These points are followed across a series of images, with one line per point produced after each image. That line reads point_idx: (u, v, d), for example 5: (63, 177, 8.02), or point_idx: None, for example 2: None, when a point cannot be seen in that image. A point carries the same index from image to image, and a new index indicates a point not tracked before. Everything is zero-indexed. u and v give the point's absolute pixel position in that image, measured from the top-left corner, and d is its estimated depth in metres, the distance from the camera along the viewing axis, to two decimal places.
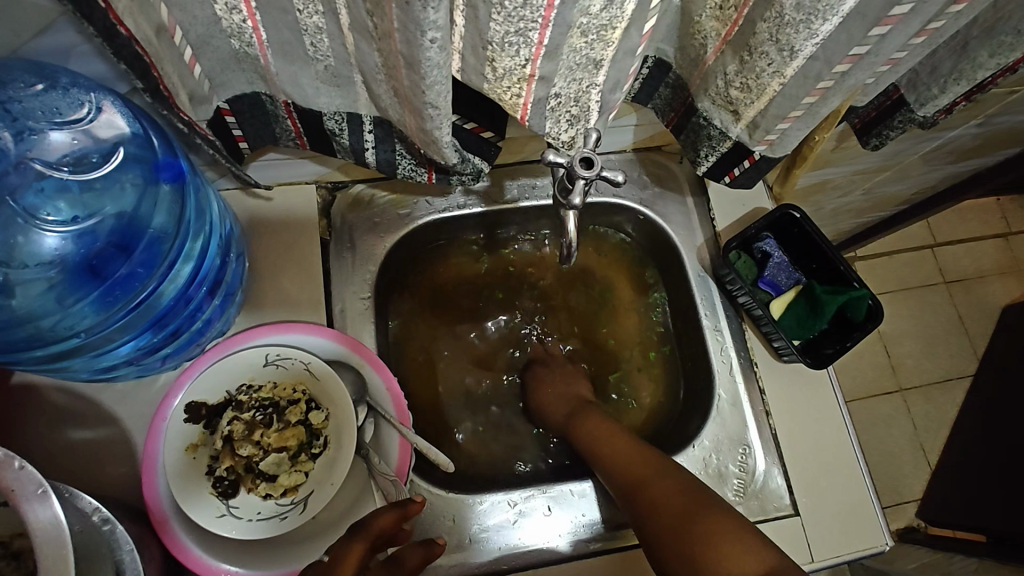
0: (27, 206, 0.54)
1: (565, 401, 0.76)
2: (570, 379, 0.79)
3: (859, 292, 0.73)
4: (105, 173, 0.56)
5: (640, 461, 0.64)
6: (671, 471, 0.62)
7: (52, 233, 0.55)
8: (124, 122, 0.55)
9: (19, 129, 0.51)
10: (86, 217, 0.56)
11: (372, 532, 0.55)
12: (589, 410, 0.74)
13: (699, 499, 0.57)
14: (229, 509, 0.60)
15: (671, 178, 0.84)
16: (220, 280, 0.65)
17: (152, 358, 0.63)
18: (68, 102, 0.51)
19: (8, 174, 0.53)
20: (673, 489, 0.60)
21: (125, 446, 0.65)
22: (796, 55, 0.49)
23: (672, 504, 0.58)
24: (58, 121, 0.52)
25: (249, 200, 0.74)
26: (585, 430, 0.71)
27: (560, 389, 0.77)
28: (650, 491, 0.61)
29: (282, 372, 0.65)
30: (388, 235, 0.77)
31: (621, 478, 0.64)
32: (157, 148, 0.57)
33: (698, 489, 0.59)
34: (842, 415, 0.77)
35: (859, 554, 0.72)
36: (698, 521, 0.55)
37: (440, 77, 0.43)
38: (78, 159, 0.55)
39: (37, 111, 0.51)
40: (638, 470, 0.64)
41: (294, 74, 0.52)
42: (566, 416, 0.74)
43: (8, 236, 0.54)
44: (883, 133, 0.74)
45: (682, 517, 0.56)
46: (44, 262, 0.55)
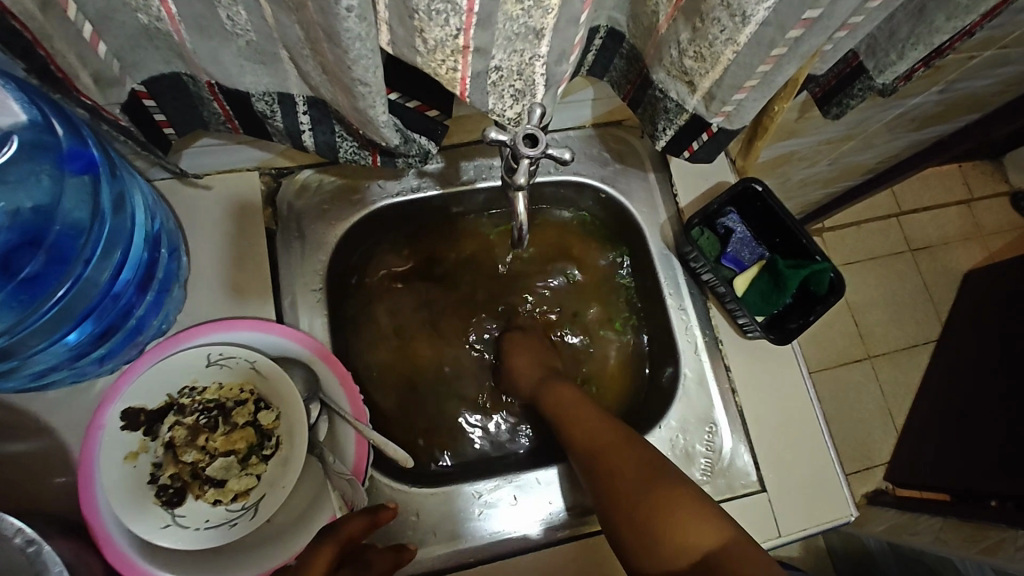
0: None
1: (537, 368, 0.74)
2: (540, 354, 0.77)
3: (821, 265, 0.72)
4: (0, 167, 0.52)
5: (604, 433, 0.63)
6: (634, 441, 0.62)
7: None
8: (19, 107, 0.49)
9: None
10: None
11: (341, 537, 0.54)
12: (561, 382, 0.72)
13: (657, 469, 0.58)
14: (175, 518, 0.57)
15: (633, 154, 0.81)
16: (151, 275, 0.61)
17: (85, 362, 0.59)
18: None
19: None
20: (635, 460, 0.59)
21: (62, 457, 0.61)
22: (749, 20, 0.47)
23: (632, 475, 0.58)
24: None
25: (185, 190, 0.69)
26: (556, 398, 0.70)
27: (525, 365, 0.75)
28: (610, 462, 0.60)
29: (227, 372, 0.61)
30: (340, 222, 0.74)
31: (584, 448, 0.63)
32: (61, 135, 0.52)
33: (658, 459, 0.59)
34: (807, 389, 0.77)
35: (825, 526, 0.73)
36: (657, 493, 0.55)
37: (365, 50, 0.39)
38: None
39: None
40: (603, 441, 0.62)
41: (213, 51, 0.47)
42: (538, 380, 0.72)
43: None
44: (844, 102, 0.72)
45: (642, 488, 0.56)
46: None
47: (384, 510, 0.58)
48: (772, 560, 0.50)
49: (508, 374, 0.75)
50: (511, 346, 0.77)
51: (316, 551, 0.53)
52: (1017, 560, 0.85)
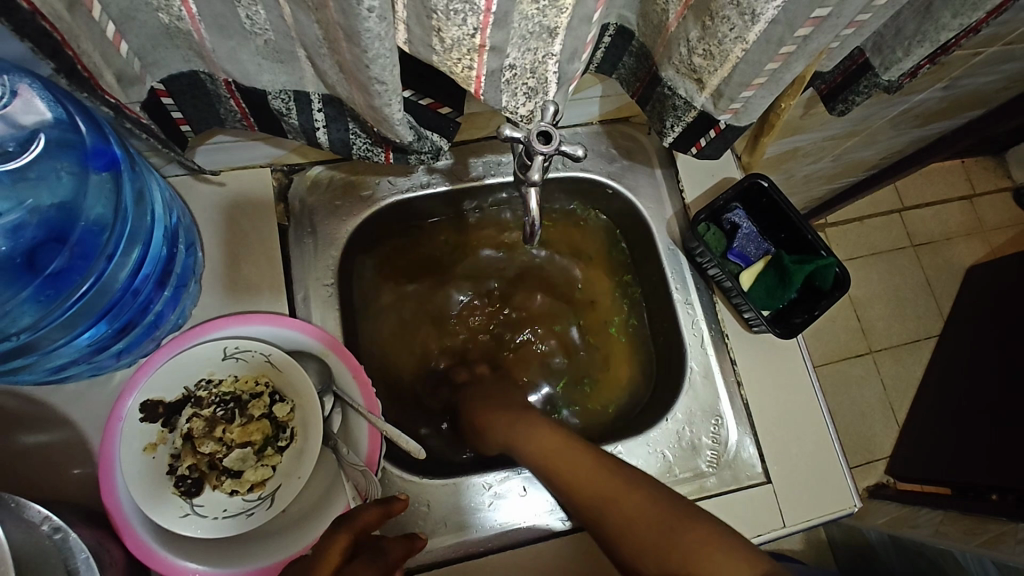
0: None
1: (502, 413, 0.68)
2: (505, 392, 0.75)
3: (826, 260, 0.73)
4: (26, 164, 0.53)
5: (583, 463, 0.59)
6: (638, 478, 0.55)
7: None
8: (44, 105, 0.50)
9: None
10: (22, 208, 0.54)
11: (355, 525, 0.56)
12: (531, 419, 0.67)
13: (682, 516, 0.49)
14: (193, 508, 0.59)
15: (640, 151, 0.82)
16: (169, 270, 0.62)
17: (105, 355, 0.60)
18: None
19: None
20: (641, 500, 0.52)
21: (82, 448, 0.62)
22: (758, 19, 0.48)
23: (649, 526, 0.50)
24: None
25: (199, 186, 0.70)
26: (530, 443, 0.63)
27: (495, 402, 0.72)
28: (618, 506, 0.53)
29: (242, 365, 0.62)
30: (351, 217, 0.75)
31: (586, 498, 0.56)
32: (84, 132, 0.53)
33: (680, 508, 0.50)
34: (812, 383, 0.78)
35: (829, 517, 0.74)
36: (688, 546, 0.46)
37: (384, 49, 0.40)
38: None
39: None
40: (607, 490, 0.55)
41: (232, 50, 0.48)
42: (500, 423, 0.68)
43: None
44: (849, 99, 0.73)
45: (672, 547, 0.47)
46: None
47: (395, 502, 0.61)
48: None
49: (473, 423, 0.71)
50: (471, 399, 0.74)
51: (331, 539, 0.54)
52: (1016, 553, 0.87)
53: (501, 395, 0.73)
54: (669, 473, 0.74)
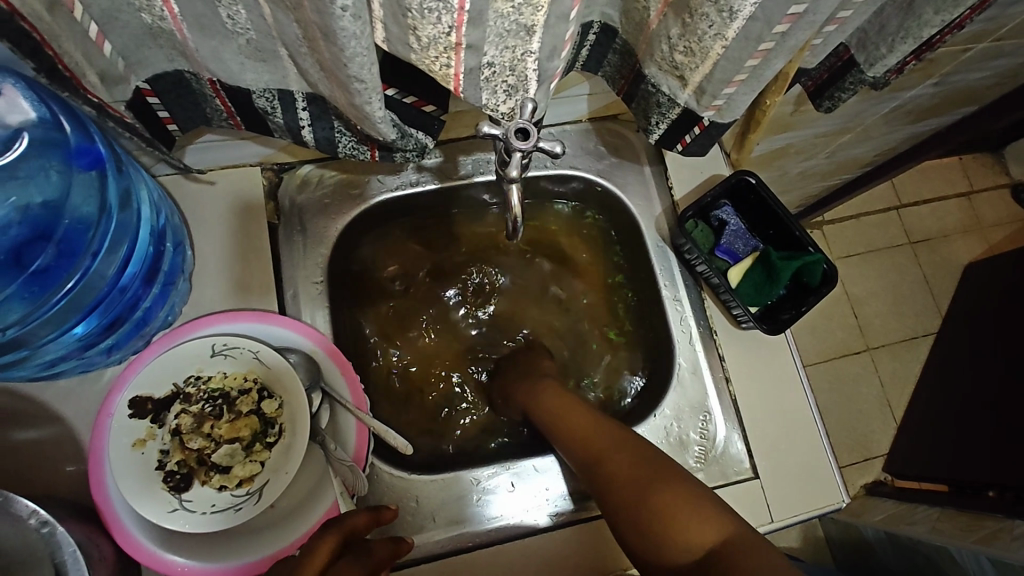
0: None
1: (527, 382, 0.74)
2: (535, 362, 0.78)
3: (813, 257, 0.74)
4: (8, 163, 0.54)
5: (589, 423, 0.65)
6: (628, 434, 0.62)
7: None
8: (28, 105, 0.50)
9: None
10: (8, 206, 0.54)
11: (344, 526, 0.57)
12: (548, 384, 0.72)
13: (665, 473, 0.56)
14: (182, 503, 0.59)
15: (628, 148, 0.83)
16: (157, 268, 0.63)
17: (94, 352, 0.61)
18: None
19: None
20: (625, 453, 0.60)
21: (72, 445, 0.63)
22: (736, 16, 0.48)
23: (628, 476, 0.58)
24: None
25: (188, 185, 0.71)
26: (542, 404, 0.70)
27: (522, 372, 0.76)
28: (602, 455, 0.61)
29: (231, 362, 0.63)
30: (341, 216, 0.75)
31: (578, 451, 0.64)
32: (69, 131, 0.53)
33: (656, 459, 0.58)
34: (800, 379, 0.78)
35: (817, 512, 0.74)
36: (659, 490, 0.55)
37: (360, 48, 0.41)
38: None
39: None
40: (597, 446, 0.62)
41: (215, 49, 0.49)
42: (524, 394, 0.73)
43: None
44: (835, 96, 0.73)
45: (644, 492, 0.55)
46: None
47: (385, 511, 0.62)
48: (778, 548, 0.48)
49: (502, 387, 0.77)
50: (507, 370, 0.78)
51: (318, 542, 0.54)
52: (1013, 550, 0.86)
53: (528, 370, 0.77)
54: None
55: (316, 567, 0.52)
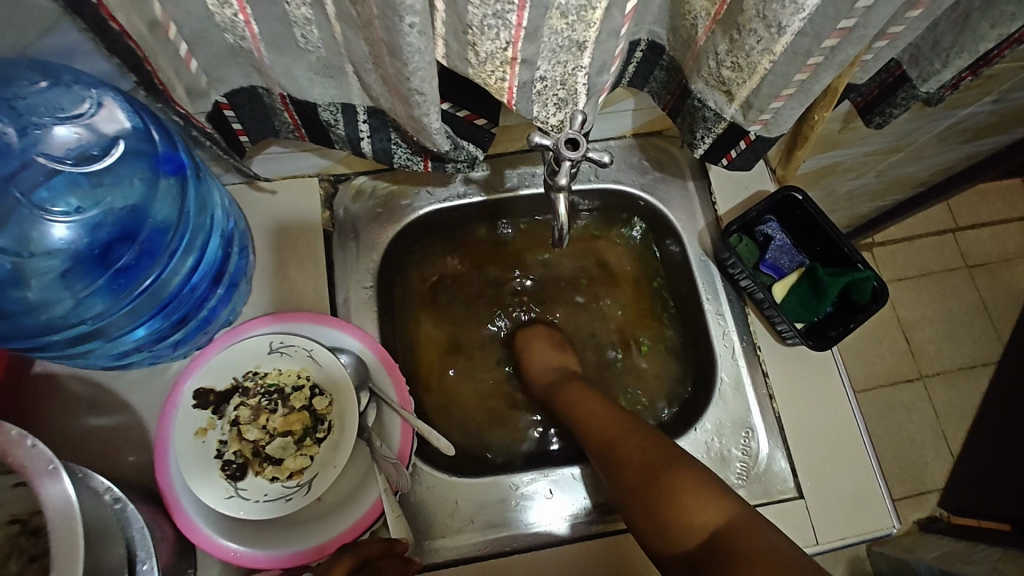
0: (36, 200, 0.57)
1: (555, 373, 0.76)
2: (561, 351, 0.80)
3: (863, 274, 0.73)
4: (108, 167, 0.59)
5: (602, 414, 0.69)
6: (640, 425, 0.66)
7: (58, 224, 0.58)
8: (125, 116, 0.57)
9: (23, 125, 0.55)
10: (95, 208, 0.59)
11: (361, 553, 0.57)
12: (573, 379, 0.75)
13: (670, 459, 0.60)
14: (237, 491, 0.62)
15: (672, 163, 0.84)
16: (223, 270, 0.67)
17: (163, 346, 0.66)
18: (70, 98, 0.54)
19: (19, 172, 0.56)
20: (638, 443, 0.63)
21: (138, 433, 0.67)
22: (784, 31, 0.50)
23: (639, 461, 0.61)
24: (61, 116, 0.55)
25: (255, 194, 0.76)
26: (565, 396, 0.73)
27: (547, 359, 0.78)
28: (617, 443, 0.64)
29: (286, 360, 0.66)
30: (391, 225, 0.79)
31: (593, 438, 0.67)
32: (157, 141, 0.59)
33: (665, 447, 0.62)
34: (848, 399, 0.76)
35: (865, 537, 0.72)
36: (668, 478, 0.58)
37: (423, 62, 0.44)
38: (80, 154, 0.58)
39: (40, 107, 0.54)
40: (614, 435, 0.65)
41: (288, 65, 0.53)
42: (551, 383, 0.75)
43: (23, 230, 0.57)
44: (886, 112, 0.73)
45: (653, 476, 0.59)
46: (54, 250, 0.58)
47: (398, 544, 0.61)
48: (775, 532, 0.53)
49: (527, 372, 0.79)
50: (530, 347, 0.80)
51: (334, 562, 0.56)
52: None
53: (556, 355, 0.79)
54: None
55: None
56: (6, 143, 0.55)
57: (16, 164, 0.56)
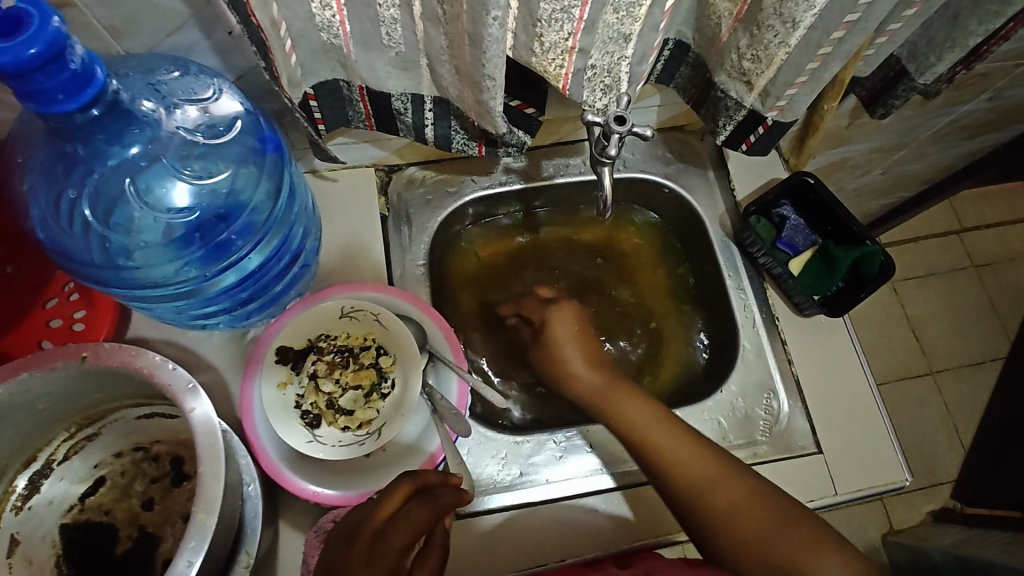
0: (168, 163, 0.62)
1: (599, 374, 0.77)
2: (591, 345, 0.80)
3: (870, 249, 0.82)
4: (230, 142, 0.65)
5: (671, 445, 0.68)
6: (741, 472, 0.66)
7: (188, 183, 0.64)
8: (240, 103, 0.66)
9: (167, 104, 0.61)
10: (212, 177, 0.65)
11: (420, 480, 0.59)
12: (622, 388, 0.74)
13: (768, 506, 0.63)
14: (316, 437, 0.70)
15: (693, 154, 0.92)
16: (298, 251, 0.75)
17: (243, 309, 0.74)
18: (199, 84, 0.63)
19: (161, 138, 0.61)
20: (750, 501, 0.63)
21: (222, 388, 0.75)
22: (798, 25, 0.58)
23: (740, 514, 0.63)
24: (192, 99, 0.63)
25: (317, 182, 0.85)
26: (616, 409, 0.72)
27: (585, 357, 0.78)
28: (721, 500, 0.64)
29: (355, 324, 0.75)
30: (440, 210, 0.87)
31: (683, 484, 0.65)
32: (264, 125, 0.67)
33: (760, 496, 0.64)
34: (860, 363, 0.84)
35: (880, 488, 0.78)
36: (797, 539, 0.60)
37: (498, 50, 0.53)
38: (209, 127, 0.64)
39: (177, 91, 0.62)
40: (694, 478, 0.65)
41: (370, 60, 0.62)
42: (601, 386, 0.75)
43: (149, 187, 0.62)
44: (889, 103, 0.81)
45: (763, 530, 0.61)
46: (172, 212, 0.64)
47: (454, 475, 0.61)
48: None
49: (563, 372, 0.78)
50: (563, 342, 0.79)
51: (396, 487, 0.58)
52: None
53: (591, 352, 0.79)
54: (724, 439, 0.80)
55: (390, 508, 0.56)
56: (155, 118, 0.60)
57: (160, 133, 0.61)
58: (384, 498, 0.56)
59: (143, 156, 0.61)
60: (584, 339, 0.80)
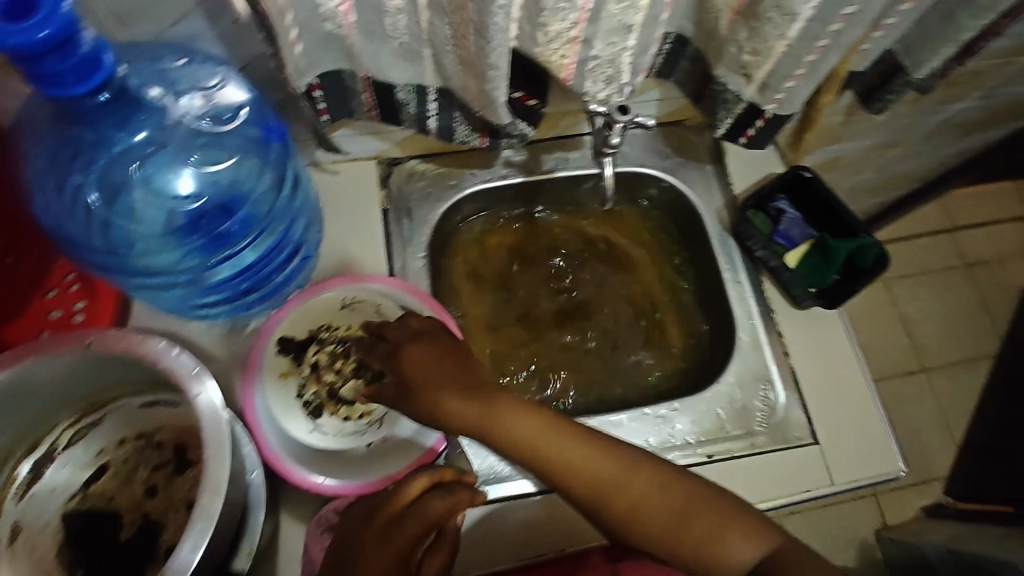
0: (173, 151, 0.64)
1: (467, 392, 0.59)
2: (443, 357, 0.62)
3: (867, 241, 0.83)
4: (233, 132, 0.66)
5: (553, 449, 0.56)
6: (628, 450, 0.57)
7: (190, 172, 0.65)
8: (244, 92, 0.66)
9: (172, 91, 0.62)
10: (213, 169, 0.65)
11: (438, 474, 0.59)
12: (502, 398, 0.59)
13: (687, 502, 0.54)
14: (317, 426, 0.71)
15: (691, 149, 0.93)
16: (299, 244, 0.75)
17: (243, 299, 0.74)
18: (205, 73, 0.64)
19: (166, 124, 0.63)
20: (658, 491, 0.54)
21: (223, 380, 0.75)
22: (796, 18, 0.59)
23: (658, 518, 0.53)
24: (198, 88, 0.63)
25: (319, 175, 0.85)
26: (499, 427, 0.58)
27: (464, 378, 0.61)
28: (628, 495, 0.54)
29: (356, 315, 0.75)
30: (440, 203, 0.88)
31: (591, 489, 0.55)
32: (268, 116, 0.67)
33: (668, 482, 0.55)
34: (856, 356, 0.84)
35: (876, 479, 0.79)
36: (706, 521, 0.53)
37: (502, 40, 0.54)
38: (214, 117, 0.64)
39: (183, 79, 0.63)
40: (592, 482, 0.55)
41: (374, 51, 0.62)
42: (478, 407, 0.59)
43: (151, 173, 0.63)
44: (884, 98, 0.83)
45: (679, 529, 0.53)
46: (174, 201, 0.65)
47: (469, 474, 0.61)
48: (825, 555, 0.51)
49: (438, 406, 0.59)
50: (419, 366, 0.62)
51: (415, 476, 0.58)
52: None
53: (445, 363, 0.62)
54: (722, 430, 0.81)
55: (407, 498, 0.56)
56: (161, 106, 0.61)
57: (165, 120, 0.62)
58: (402, 489, 0.57)
59: (148, 143, 0.63)
60: (450, 353, 0.63)
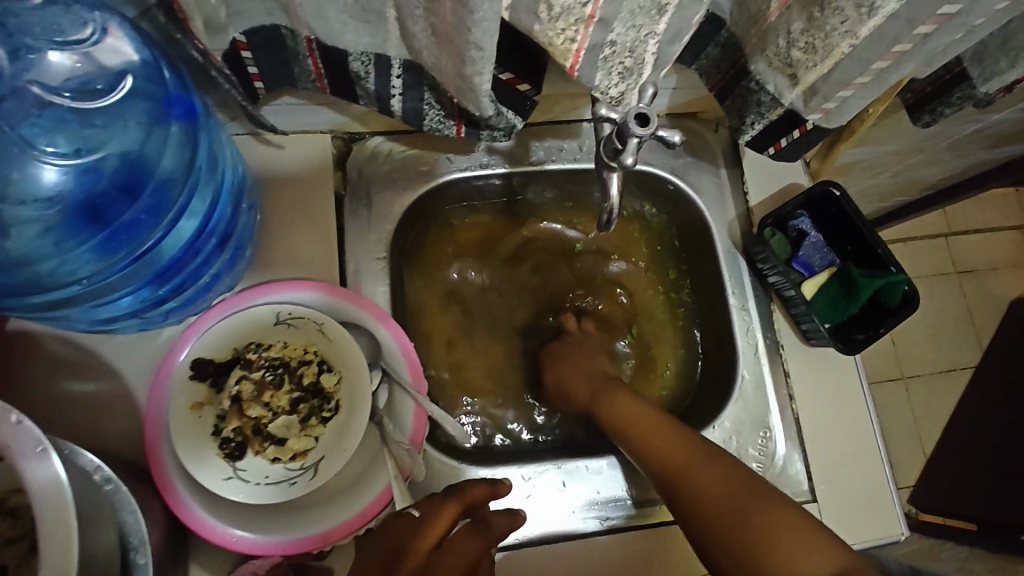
0: (24, 137, 0.51)
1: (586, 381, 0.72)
2: (590, 354, 0.75)
3: (896, 276, 0.71)
4: (109, 106, 0.53)
5: (659, 428, 0.63)
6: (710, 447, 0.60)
7: (51, 166, 0.52)
8: (132, 48, 0.52)
9: (15, 47, 0.48)
10: (89, 152, 0.53)
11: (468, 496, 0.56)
12: (614, 385, 0.70)
13: (754, 489, 0.54)
14: (236, 472, 0.58)
15: (706, 148, 0.79)
16: (230, 232, 0.61)
17: (156, 312, 0.60)
18: (70, 20, 0.49)
19: (6, 99, 0.50)
20: (730, 473, 0.56)
21: (126, 402, 0.62)
22: (876, 12, 0.45)
23: (716, 492, 0.55)
24: (59, 40, 0.49)
25: (259, 147, 0.69)
26: (614, 410, 0.67)
27: (577, 366, 0.73)
28: (701, 473, 0.57)
29: (292, 332, 0.62)
30: (407, 191, 0.73)
31: (663, 465, 0.60)
32: (168, 80, 0.53)
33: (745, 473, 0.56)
34: (867, 402, 0.75)
35: (875, 542, 0.71)
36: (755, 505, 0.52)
37: (490, 12, 0.39)
38: (81, 86, 0.52)
39: (35, 27, 0.48)
40: (679, 458, 0.60)
41: (318, 5, 0.46)
42: (590, 395, 0.70)
43: (5, 170, 0.51)
44: (938, 110, 0.70)
45: (731, 512, 0.53)
46: (41, 200, 0.52)
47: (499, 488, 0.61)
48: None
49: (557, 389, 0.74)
50: (558, 361, 0.74)
51: (444, 505, 0.54)
52: None
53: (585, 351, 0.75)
54: None
55: (439, 529, 0.52)
56: None
57: (4, 90, 0.50)
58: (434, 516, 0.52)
59: None
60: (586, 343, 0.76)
